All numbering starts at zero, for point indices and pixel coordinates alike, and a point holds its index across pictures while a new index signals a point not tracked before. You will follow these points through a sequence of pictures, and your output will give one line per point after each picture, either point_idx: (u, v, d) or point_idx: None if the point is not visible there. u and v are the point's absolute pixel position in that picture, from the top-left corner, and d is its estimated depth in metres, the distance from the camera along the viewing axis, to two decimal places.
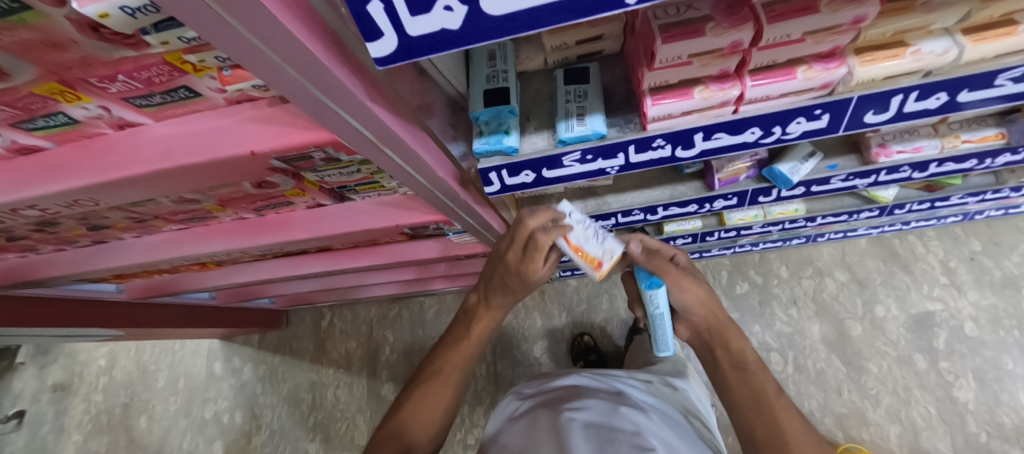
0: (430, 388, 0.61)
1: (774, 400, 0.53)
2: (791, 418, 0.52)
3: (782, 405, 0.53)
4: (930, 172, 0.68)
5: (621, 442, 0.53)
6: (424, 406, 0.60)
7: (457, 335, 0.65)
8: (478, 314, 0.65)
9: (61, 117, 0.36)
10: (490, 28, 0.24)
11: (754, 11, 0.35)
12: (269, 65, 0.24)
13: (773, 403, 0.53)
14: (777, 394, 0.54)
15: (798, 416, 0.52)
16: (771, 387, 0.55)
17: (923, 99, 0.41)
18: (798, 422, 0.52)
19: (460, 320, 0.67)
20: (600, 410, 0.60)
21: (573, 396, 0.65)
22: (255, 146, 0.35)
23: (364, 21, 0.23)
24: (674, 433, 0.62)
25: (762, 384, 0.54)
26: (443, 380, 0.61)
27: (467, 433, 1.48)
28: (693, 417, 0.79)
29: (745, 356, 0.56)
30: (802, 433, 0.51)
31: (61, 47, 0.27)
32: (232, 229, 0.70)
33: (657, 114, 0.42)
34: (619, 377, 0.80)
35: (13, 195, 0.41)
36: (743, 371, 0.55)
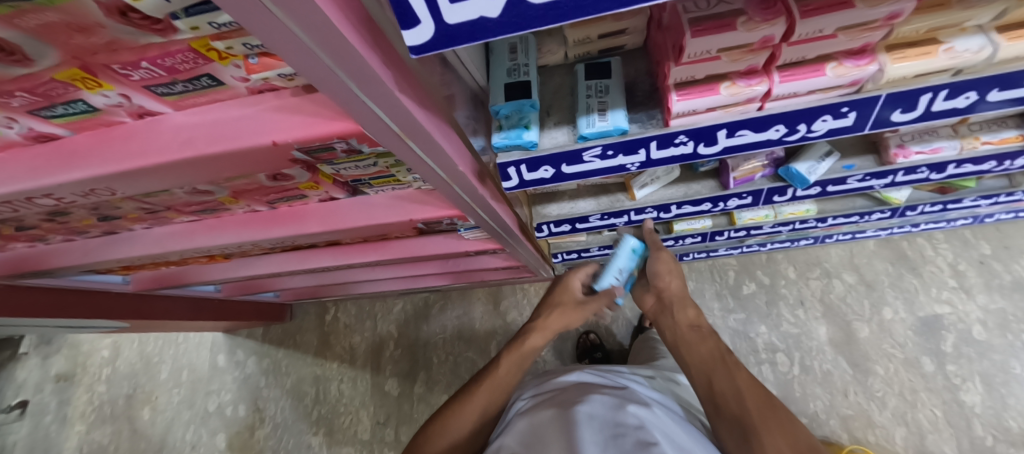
0: (477, 392, 0.68)
1: (727, 356, 0.62)
2: (739, 370, 0.59)
3: (734, 363, 0.61)
4: (948, 173, 0.68)
5: (625, 437, 0.53)
6: (470, 405, 0.66)
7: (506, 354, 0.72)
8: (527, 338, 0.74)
9: (81, 104, 0.36)
10: (533, 17, 0.23)
11: (787, 6, 0.34)
12: (303, 52, 0.24)
13: (725, 357, 0.62)
14: (727, 354, 0.62)
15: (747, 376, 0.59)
16: (724, 350, 0.63)
17: (953, 98, 0.41)
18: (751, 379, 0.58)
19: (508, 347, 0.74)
20: (604, 403, 0.60)
21: (578, 391, 0.65)
22: (278, 136, 0.34)
23: (403, 9, 0.23)
24: (680, 427, 0.62)
25: (715, 344, 0.64)
26: (489, 390, 0.68)
27: None
28: (696, 411, 0.79)
29: (701, 326, 0.68)
30: (751, 385, 0.57)
31: (87, 31, 0.27)
32: (244, 221, 0.69)
33: (682, 109, 0.42)
34: (623, 372, 0.80)
35: (30, 184, 0.41)
36: (697, 336, 0.66)
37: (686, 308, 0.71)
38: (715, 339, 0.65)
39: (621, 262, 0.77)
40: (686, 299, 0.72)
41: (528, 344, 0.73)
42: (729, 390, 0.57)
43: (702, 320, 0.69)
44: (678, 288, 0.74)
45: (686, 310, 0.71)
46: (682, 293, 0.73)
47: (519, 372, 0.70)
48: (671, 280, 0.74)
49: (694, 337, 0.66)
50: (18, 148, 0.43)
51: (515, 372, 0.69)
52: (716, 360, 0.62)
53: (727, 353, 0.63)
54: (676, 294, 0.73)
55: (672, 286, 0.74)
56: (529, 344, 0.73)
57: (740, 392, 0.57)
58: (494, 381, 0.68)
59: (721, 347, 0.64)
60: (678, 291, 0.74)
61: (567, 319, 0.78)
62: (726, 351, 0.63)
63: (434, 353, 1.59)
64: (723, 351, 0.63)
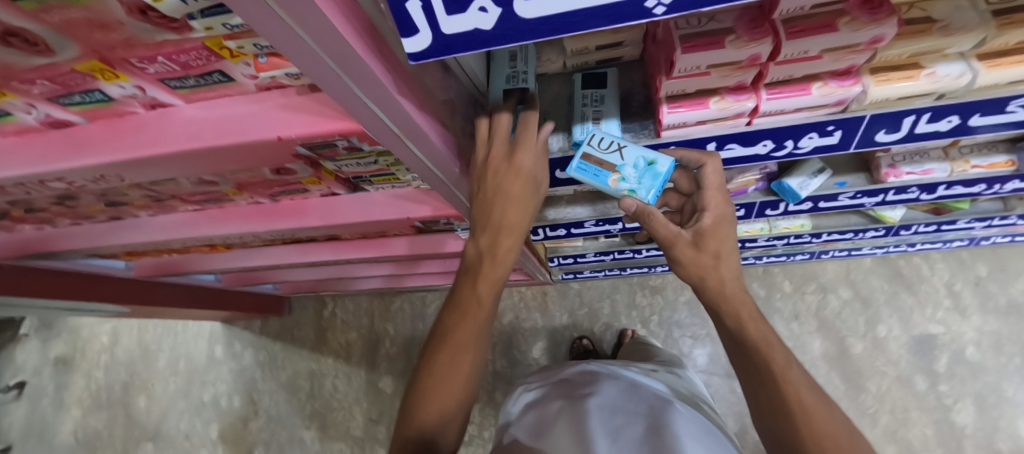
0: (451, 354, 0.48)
1: (785, 373, 0.45)
2: (799, 389, 0.44)
3: (794, 379, 0.45)
4: (939, 194, 0.69)
5: (636, 426, 0.55)
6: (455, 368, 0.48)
7: (462, 300, 0.48)
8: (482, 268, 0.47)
9: (97, 94, 0.38)
10: (525, 31, 0.25)
11: (774, 26, 0.36)
12: (307, 52, 0.25)
13: (786, 378, 0.45)
14: (789, 367, 0.45)
15: (808, 382, 0.45)
16: (783, 362, 0.46)
17: (935, 121, 0.43)
18: (811, 395, 0.44)
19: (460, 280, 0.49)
20: (615, 394, 0.62)
21: (589, 381, 0.67)
22: (283, 132, 0.36)
23: (403, 18, 0.24)
24: (688, 411, 0.64)
25: (771, 359, 0.45)
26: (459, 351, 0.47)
27: (482, 429, 1.49)
28: (702, 401, 0.82)
29: (748, 334, 0.46)
30: (814, 406, 0.44)
31: (107, 27, 0.28)
32: (247, 213, 0.71)
33: (672, 121, 0.43)
34: (625, 364, 0.82)
35: (43, 167, 0.43)
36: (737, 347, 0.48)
37: (729, 311, 0.47)
38: (770, 347, 0.46)
39: (629, 151, 0.45)
40: (736, 284, 0.47)
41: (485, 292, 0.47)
42: (781, 423, 0.44)
43: (748, 322, 0.47)
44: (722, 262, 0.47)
45: (731, 312, 0.47)
46: (732, 271, 0.47)
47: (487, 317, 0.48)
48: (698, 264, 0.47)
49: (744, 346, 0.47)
50: (33, 133, 0.45)
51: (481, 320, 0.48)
52: (773, 387, 0.45)
53: (786, 367, 0.45)
54: (720, 284, 0.47)
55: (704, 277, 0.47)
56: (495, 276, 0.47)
57: (799, 424, 0.43)
58: (458, 334, 0.48)
59: (778, 359, 0.46)
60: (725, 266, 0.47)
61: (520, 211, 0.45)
62: (783, 359, 0.46)
63: None
64: (783, 364, 0.45)
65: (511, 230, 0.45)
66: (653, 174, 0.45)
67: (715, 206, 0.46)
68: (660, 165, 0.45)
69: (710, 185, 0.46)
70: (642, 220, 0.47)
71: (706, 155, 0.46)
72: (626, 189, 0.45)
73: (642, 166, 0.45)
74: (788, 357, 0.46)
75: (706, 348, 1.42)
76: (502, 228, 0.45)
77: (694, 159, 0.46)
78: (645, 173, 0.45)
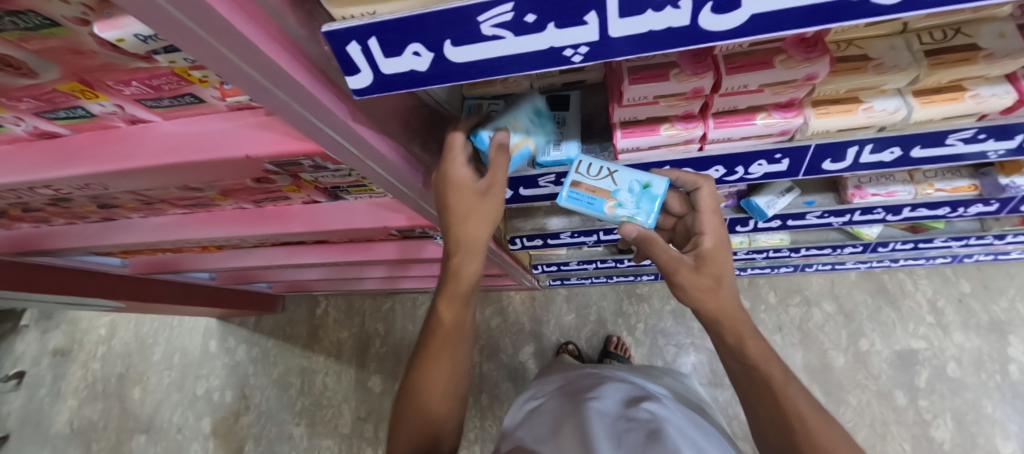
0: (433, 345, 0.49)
1: (784, 389, 0.43)
2: (799, 404, 0.43)
3: (794, 395, 0.43)
4: (904, 215, 0.71)
5: (636, 431, 0.56)
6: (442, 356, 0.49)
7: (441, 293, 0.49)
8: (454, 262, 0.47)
9: (80, 110, 0.40)
10: (456, 73, 0.27)
11: (716, 61, 0.38)
12: (260, 86, 0.28)
13: (785, 393, 0.43)
14: (788, 382, 0.44)
15: (808, 397, 0.44)
16: (782, 377, 0.44)
17: (879, 152, 0.44)
18: (812, 412, 0.42)
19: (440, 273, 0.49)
20: (616, 399, 0.65)
21: (594, 384, 0.71)
22: (251, 151, 0.38)
23: (345, 60, 0.26)
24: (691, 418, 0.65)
25: (769, 374, 0.44)
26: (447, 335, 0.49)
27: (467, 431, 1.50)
28: (708, 409, 0.84)
29: (746, 351, 0.45)
30: (815, 423, 0.42)
31: (83, 54, 0.31)
32: (233, 217, 0.74)
33: (626, 145, 0.46)
34: (633, 370, 0.85)
35: (32, 175, 0.45)
36: (730, 364, 0.47)
37: (725, 332, 0.46)
38: (768, 363, 0.45)
39: (623, 176, 0.48)
40: (734, 307, 0.46)
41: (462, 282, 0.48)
42: (779, 438, 0.43)
43: (746, 337, 0.46)
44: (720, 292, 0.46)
45: (727, 333, 0.46)
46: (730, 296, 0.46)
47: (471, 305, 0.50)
48: (699, 285, 0.45)
49: (740, 362, 0.46)
50: (24, 142, 0.48)
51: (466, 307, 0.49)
52: (773, 402, 0.43)
53: (785, 384, 0.44)
54: (718, 304, 0.46)
55: (704, 296, 0.45)
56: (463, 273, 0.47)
57: (800, 441, 0.42)
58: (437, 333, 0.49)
59: (778, 376, 0.44)
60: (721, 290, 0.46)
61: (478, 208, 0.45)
62: (781, 376, 0.44)
63: None
64: (782, 381, 0.44)
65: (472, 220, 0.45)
66: (648, 197, 0.47)
67: (712, 229, 0.47)
68: (655, 187, 0.47)
69: (705, 208, 0.48)
70: (644, 247, 0.46)
71: (702, 177, 0.48)
72: (625, 213, 0.47)
73: (636, 189, 0.47)
74: (787, 373, 0.45)
75: (691, 357, 1.43)
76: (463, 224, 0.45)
77: (691, 181, 0.48)
78: (642, 196, 0.47)
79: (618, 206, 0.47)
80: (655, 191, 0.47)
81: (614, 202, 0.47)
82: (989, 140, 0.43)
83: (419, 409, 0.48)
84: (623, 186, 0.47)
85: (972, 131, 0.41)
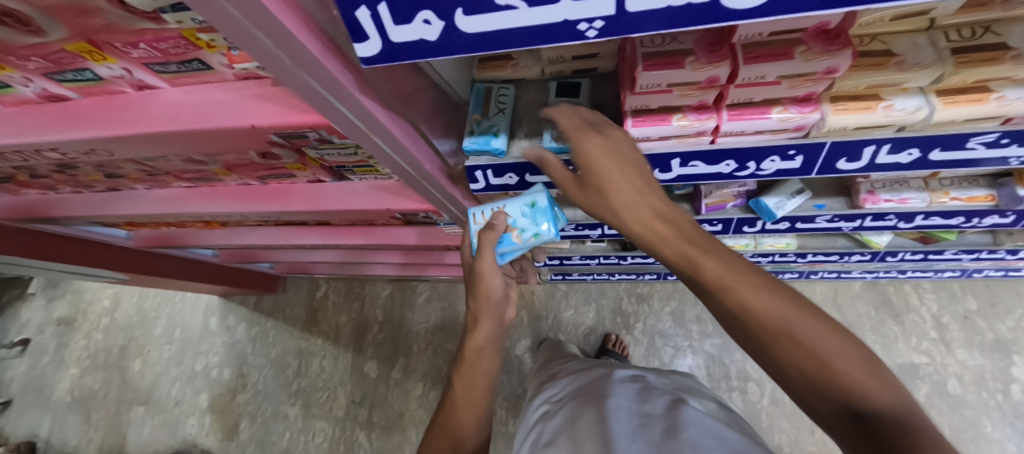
0: (462, 372, 0.54)
1: (720, 279, 0.33)
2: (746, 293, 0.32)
3: (732, 282, 0.33)
4: (917, 224, 0.69)
5: (651, 426, 0.53)
6: (468, 381, 0.53)
7: (467, 346, 0.56)
8: (477, 321, 0.56)
9: (88, 73, 0.40)
10: (465, 45, 0.27)
11: (733, 50, 0.37)
12: (265, 51, 0.27)
13: (725, 286, 0.33)
14: (725, 272, 0.33)
15: (752, 279, 0.33)
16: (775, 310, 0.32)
17: (896, 153, 0.43)
18: (765, 289, 0.32)
19: (468, 326, 0.57)
20: (629, 397, 0.62)
21: (603, 384, 0.68)
22: (256, 121, 0.38)
23: (353, 26, 0.26)
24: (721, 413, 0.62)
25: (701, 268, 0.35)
26: (469, 375, 0.54)
27: None
28: None
29: (679, 257, 0.36)
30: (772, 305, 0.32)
31: (89, 13, 0.30)
32: (236, 193, 0.74)
33: (636, 135, 0.44)
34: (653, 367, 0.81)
35: (37, 137, 0.45)
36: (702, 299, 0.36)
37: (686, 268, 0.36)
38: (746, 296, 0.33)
39: (512, 208, 0.59)
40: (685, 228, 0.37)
41: (479, 334, 0.56)
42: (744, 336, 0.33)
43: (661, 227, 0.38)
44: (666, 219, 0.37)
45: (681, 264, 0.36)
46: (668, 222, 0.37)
47: (491, 351, 0.55)
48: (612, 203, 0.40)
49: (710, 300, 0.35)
50: (32, 104, 0.48)
51: (485, 354, 0.55)
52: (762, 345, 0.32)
53: (720, 276, 0.33)
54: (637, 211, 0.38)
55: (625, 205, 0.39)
56: (485, 320, 0.56)
57: (778, 359, 0.31)
58: (466, 371, 0.54)
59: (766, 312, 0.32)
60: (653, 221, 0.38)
61: (488, 279, 0.56)
62: (716, 267, 0.34)
63: (415, 342, 1.63)
64: (717, 272, 0.34)
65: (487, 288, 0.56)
66: (537, 211, 0.58)
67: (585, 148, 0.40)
68: (539, 201, 0.58)
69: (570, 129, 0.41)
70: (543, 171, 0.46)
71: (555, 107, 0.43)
72: (531, 233, 0.58)
73: (525, 210, 0.58)
74: (783, 296, 0.32)
75: (688, 359, 1.42)
76: (478, 295, 0.56)
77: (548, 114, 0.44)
78: (535, 213, 0.58)
79: (521, 231, 0.59)
80: (541, 203, 0.58)
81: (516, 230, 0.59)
82: (1013, 146, 0.41)
83: (448, 426, 0.50)
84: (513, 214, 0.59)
85: (995, 135, 0.40)
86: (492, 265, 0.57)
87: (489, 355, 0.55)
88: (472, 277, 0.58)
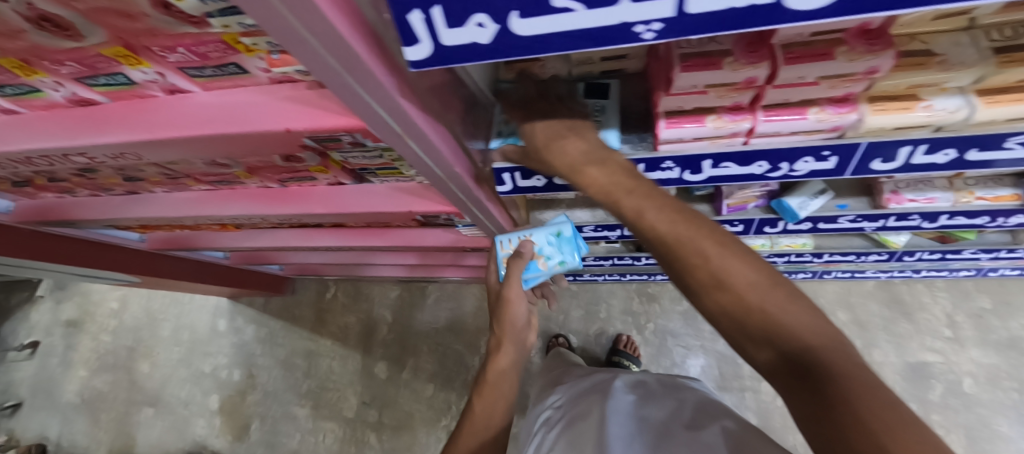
0: (485, 388, 0.65)
1: (637, 215, 0.39)
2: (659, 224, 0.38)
3: (648, 217, 0.39)
4: (941, 223, 0.68)
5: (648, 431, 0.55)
6: (488, 398, 0.64)
7: (491, 367, 0.65)
8: (501, 347, 0.65)
9: (121, 77, 0.40)
10: (517, 48, 0.26)
11: (773, 51, 0.36)
12: (314, 56, 0.26)
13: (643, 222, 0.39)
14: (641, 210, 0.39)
15: (666, 214, 0.38)
16: (776, 305, 0.33)
17: (932, 153, 0.43)
18: (674, 219, 0.38)
19: (492, 349, 0.66)
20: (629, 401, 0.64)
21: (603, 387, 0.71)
22: (291, 125, 0.38)
23: (404, 29, 0.26)
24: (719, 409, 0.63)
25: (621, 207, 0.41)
26: (490, 396, 0.64)
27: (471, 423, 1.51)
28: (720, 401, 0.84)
29: (617, 205, 0.41)
30: (679, 231, 0.37)
31: (131, 17, 0.30)
32: (255, 195, 0.73)
33: (668, 136, 0.44)
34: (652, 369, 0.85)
35: (66, 142, 0.45)
36: (691, 297, 0.37)
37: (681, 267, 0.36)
38: (745, 290, 0.33)
39: (539, 237, 0.66)
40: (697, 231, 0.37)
41: (502, 358, 0.65)
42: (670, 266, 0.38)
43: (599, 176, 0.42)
44: (675, 221, 0.38)
45: (688, 260, 0.36)
46: (681, 222, 0.37)
47: (511, 374, 0.65)
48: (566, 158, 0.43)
49: (708, 296, 0.35)
50: (59, 109, 0.48)
51: (506, 376, 0.65)
52: (756, 338, 0.33)
53: (639, 213, 0.39)
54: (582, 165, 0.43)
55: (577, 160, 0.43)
56: (508, 347, 0.65)
57: (693, 285, 0.36)
58: (488, 387, 0.64)
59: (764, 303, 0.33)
60: (663, 224, 0.38)
61: (513, 310, 0.63)
62: (634, 205, 0.40)
63: (424, 342, 1.63)
64: (636, 209, 0.39)
65: (513, 320, 0.64)
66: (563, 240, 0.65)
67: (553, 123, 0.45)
68: (565, 231, 0.66)
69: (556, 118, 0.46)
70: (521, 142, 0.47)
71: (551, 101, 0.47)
72: (557, 260, 0.65)
73: (552, 239, 0.65)
74: (761, 273, 0.34)
75: (699, 360, 1.42)
76: (504, 324, 0.64)
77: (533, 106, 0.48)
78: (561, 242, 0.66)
79: (547, 259, 0.65)
80: (566, 233, 0.66)
81: (543, 258, 0.65)
82: None
83: (470, 432, 0.62)
84: (541, 242, 0.66)
85: None
86: (519, 293, 0.63)
87: (508, 377, 0.65)
88: (498, 301, 0.65)
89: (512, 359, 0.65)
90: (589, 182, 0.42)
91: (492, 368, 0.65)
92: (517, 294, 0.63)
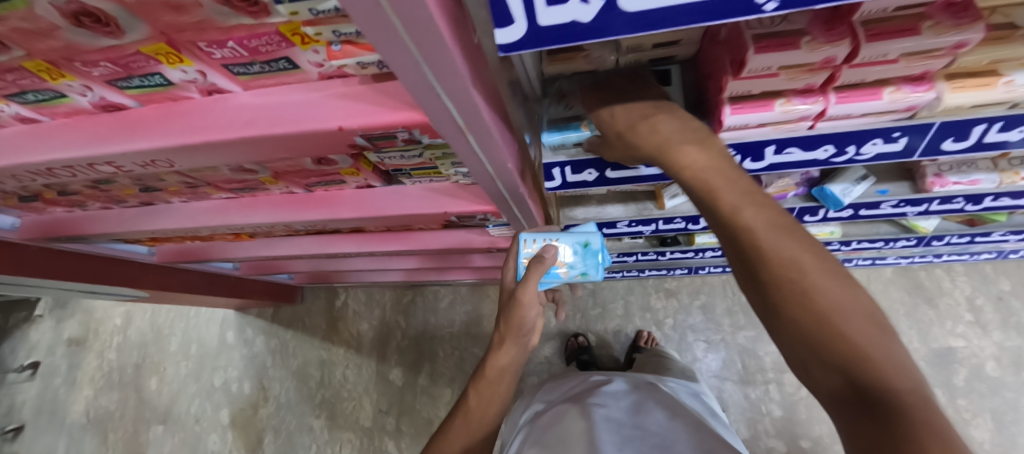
0: (481, 383, 0.63)
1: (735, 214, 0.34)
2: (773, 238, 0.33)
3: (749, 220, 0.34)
4: (984, 205, 0.68)
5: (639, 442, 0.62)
6: (483, 395, 0.62)
7: (489, 367, 0.63)
8: (502, 347, 0.63)
9: (157, 77, 0.37)
10: (620, 25, 0.24)
11: (853, 28, 0.34)
12: (395, 43, 0.24)
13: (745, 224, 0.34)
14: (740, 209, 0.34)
15: (771, 223, 0.34)
16: (870, 343, 0.30)
17: (1007, 130, 0.42)
18: (777, 226, 0.34)
19: (491, 350, 0.64)
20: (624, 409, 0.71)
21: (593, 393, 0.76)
22: (344, 122, 0.35)
23: (500, 9, 0.23)
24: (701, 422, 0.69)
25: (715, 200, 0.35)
26: (487, 393, 0.62)
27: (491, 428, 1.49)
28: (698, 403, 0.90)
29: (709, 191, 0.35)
30: (788, 248, 0.33)
31: (182, 10, 0.28)
32: (279, 201, 0.71)
33: (734, 123, 0.43)
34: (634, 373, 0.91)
35: (94, 150, 0.42)
36: (771, 319, 0.34)
37: (776, 283, 0.32)
38: (832, 313, 0.31)
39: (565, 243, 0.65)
40: (797, 247, 0.33)
41: (501, 358, 0.63)
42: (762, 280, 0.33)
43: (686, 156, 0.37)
44: (779, 236, 0.33)
45: (787, 276, 0.32)
46: (783, 233, 0.33)
47: (510, 373, 0.63)
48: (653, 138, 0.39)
49: (795, 319, 0.32)
50: (83, 116, 0.45)
51: (506, 376, 0.62)
52: (832, 367, 0.31)
53: (738, 211, 0.34)
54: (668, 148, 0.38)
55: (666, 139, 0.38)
56: (508, 350, 0.62)
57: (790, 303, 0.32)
58: (483, 385, 0.63)
59: (855, 337, 0.31)
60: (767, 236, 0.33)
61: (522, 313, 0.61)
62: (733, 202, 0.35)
63: (441, 347, 1.60)
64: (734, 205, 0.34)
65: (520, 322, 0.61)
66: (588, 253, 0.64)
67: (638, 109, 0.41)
68: (592, 242, 0.65)
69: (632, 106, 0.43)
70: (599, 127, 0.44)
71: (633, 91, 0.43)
72: (578, 270, 0.64)
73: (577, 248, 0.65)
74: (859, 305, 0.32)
75: (720, 354, 1.41)
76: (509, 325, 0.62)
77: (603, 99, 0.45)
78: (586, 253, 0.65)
79: (568, 267, 0.64)
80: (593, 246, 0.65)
81: (564, 266, 0.64)
82: None
83: (463, 424, 0.61)
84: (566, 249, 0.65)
85: None
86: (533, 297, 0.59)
87: (506, 377, 0.63)
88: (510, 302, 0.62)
89: (511, 363, 0.63)
90: (684, 163, 0.37)
91: (489, 368, 0.63)
92: (530, 298, 0.60)
